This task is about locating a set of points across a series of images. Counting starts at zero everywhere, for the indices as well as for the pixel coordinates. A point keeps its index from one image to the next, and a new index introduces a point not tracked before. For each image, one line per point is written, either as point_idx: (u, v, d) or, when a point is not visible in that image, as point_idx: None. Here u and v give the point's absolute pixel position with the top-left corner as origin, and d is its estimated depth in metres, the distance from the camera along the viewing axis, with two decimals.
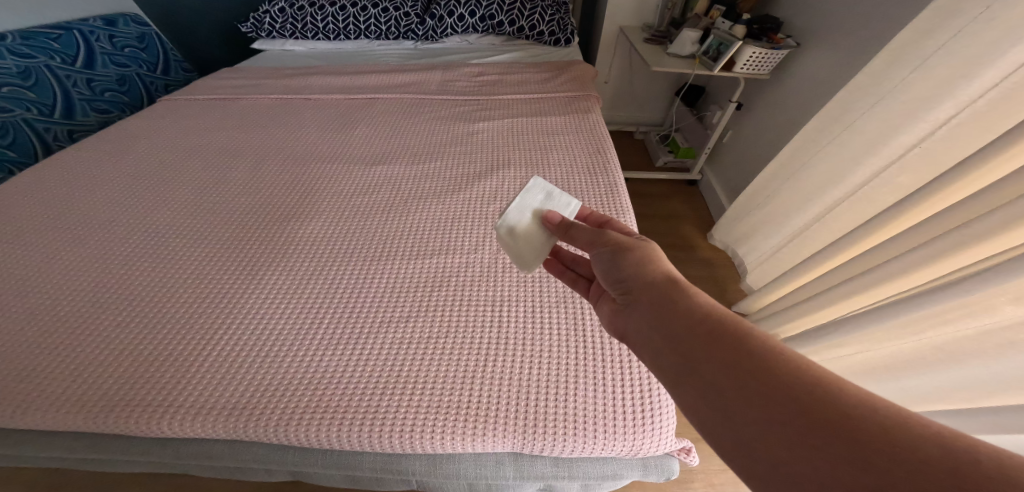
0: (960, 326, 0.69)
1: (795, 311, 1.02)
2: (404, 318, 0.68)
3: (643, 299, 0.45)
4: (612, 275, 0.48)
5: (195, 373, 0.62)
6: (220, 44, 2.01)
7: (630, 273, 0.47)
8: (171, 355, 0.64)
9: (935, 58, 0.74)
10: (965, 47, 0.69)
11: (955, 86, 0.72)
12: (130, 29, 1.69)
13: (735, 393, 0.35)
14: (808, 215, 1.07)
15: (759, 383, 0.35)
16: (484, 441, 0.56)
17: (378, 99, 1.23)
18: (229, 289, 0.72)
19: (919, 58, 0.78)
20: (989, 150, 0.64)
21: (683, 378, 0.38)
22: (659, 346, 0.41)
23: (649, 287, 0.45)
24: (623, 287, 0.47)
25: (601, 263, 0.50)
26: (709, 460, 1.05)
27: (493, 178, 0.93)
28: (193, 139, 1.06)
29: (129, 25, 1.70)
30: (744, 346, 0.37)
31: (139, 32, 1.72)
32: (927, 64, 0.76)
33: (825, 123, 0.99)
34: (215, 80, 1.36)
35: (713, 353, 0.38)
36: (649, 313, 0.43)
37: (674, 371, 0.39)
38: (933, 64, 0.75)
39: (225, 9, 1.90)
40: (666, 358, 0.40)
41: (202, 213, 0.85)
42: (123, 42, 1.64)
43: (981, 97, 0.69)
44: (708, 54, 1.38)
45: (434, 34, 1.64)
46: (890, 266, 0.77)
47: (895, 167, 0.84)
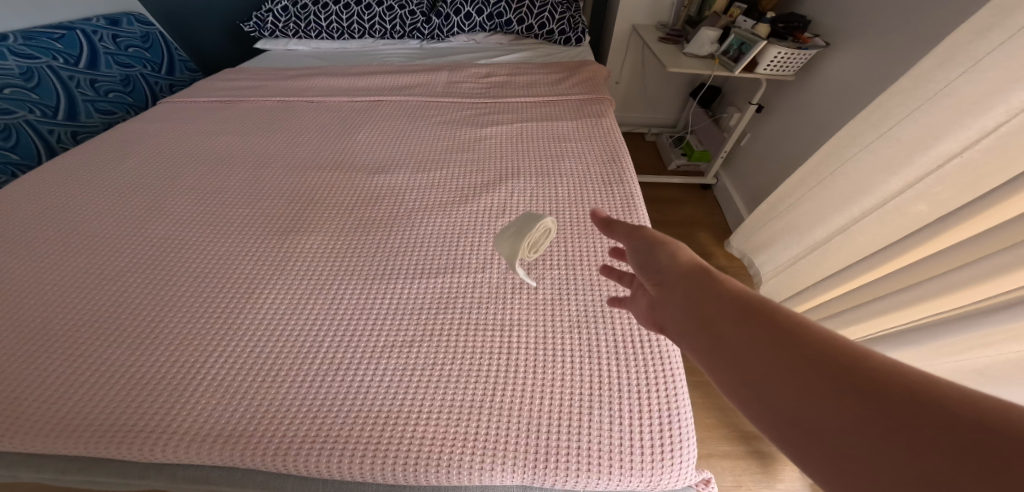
0: (1004, 351, 0.63)
1: (819, 327, 0.97)
2: (408, 342, 0.64)
3: (676, 287, 0.40)
4: (645, 265, 0.44)
5: (187, 399, 0.59)
6: (224, 43, 1.98)
7: (665, 264, 0.42)
8: (162, 380, 0.60)
9: (984, 63, 0.68)
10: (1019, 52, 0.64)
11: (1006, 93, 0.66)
12: (134, 29, 1.67)
13: (778, 377, 0.31)
14: (834, 226, 1.02)
15: (795, 357, 0.31)
16: (494, 476, 0.52)
17: (382, 102, 1.19)
18: (226, 307, 0.68)
19: (964, 62, 0.72)
20: None
21: (717, 363, 0.34)
22: (690, 331, 0.37)
23: (683, 276, 0.40)
24: (655, 277, 0.42)
25: (636, 254, 0.45)
26: (722, 478, 1.02)
27: (502, 188, 0.89)
28: (193, 144, 1.03)
29: (133, 24, 1.67)
30: (780, 325, 0.34)
31: (142, 31, 1.69)
32: (974, 69, 0.70)
33: (856, 129, 0.93)
34: (215, 81, 1.33)
35: (751, 336, 0.34)
36: (682, 299, 0.39)
37: (707, 356, 0.35)
38: (981, 69, 0.69)
39: (228, 8, 1.86)
40: (697, 341, 0.36)
41: (200, 224, 0.82)
42: (127, 42, 1.61)
43: None
44: (728, 54, 1.32)
45: (441, 33, 1.60)
46: (927, 285, 0.72)
47: (932, 179, 0.78)
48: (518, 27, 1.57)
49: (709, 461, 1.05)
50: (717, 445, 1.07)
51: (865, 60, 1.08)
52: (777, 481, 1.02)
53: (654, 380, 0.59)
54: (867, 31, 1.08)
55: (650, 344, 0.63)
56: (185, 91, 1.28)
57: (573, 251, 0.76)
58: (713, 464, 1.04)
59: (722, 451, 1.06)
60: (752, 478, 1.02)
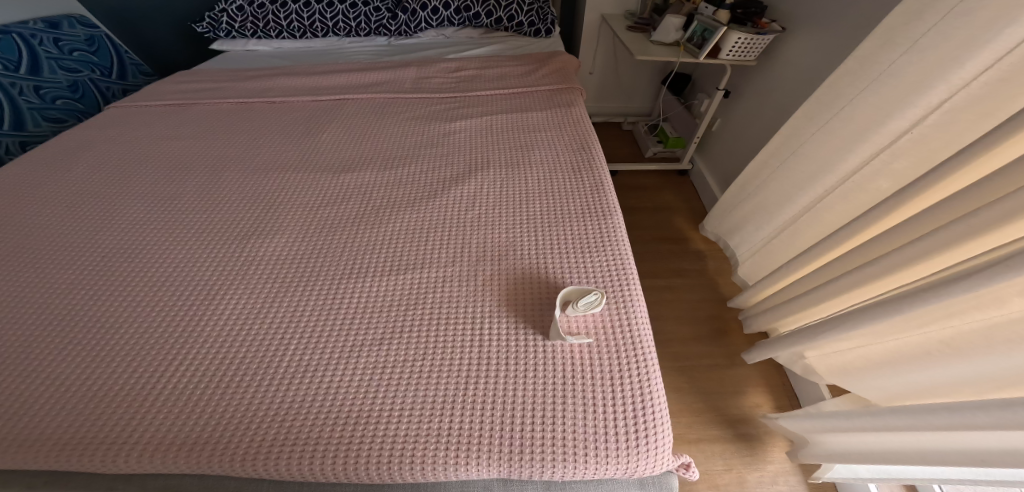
0: (967, 320, 0.65)
1: (791, 306, 1.00)
2: (378, 340, 0.63)
3: None
4: None
5: (150, 414, 0.56)
6: (179, 45, 1.92)
7: None
8: (124, 394, 0.58)
9: (924, 42, 0.71)
10: (956, 30, 0.66)
11: (947, 70, 0.68)
12: (77, 31, 1.61)
13: None
14: (800, 205, 1.04)
15: None
16: (468, 470, 0.52)
17: (348, 100, 1.17)
18: (186, 315, 0.66)
19: (908, 41, 0.74)
20: (993, 137, 0.60)
21: None
22: None
23: None
24: None
25: None
26: (711, 462, 1.04)
27: (472, 182, 0.89)
28: (148, 150, 1.00)
29: (75, 27, 1.61)
30: None
31: (87, 34, 1.63)
32: (917, 48, 0.72)
33: (816, 109, 0.96)
34: (169, 84, 1.29)
35: None
36: None
37: None
38: (923, 48, 0.71)
39: (180, 8, 1.80)
40: None
41: (156, 232, 0.80)
42: (71, 45, 1.55)
43: (975, 80, 0.65)
44: (692, 41, 1.33)
45: (408, 29, 1.57)
46: (891, 259, 0.74)
47: (887, 154, 0.80)
48: (486, 20, 1.56)
49: (697, 445, 1.07)
50: (704, 429, 1.09)
51: (823, 41, 1.10)
52: (767, 462, 1.04)
53: (627, 367, 0.59)
54: (822, 14, 1.10)
55: (622, 329, 0.63)
56: (136, 95, 1.23)
57: (544, 241, 0.76)
58: (702, 448, 1.06)
59: (710, 435, 1.08)
60: (741, 460, 1.05)
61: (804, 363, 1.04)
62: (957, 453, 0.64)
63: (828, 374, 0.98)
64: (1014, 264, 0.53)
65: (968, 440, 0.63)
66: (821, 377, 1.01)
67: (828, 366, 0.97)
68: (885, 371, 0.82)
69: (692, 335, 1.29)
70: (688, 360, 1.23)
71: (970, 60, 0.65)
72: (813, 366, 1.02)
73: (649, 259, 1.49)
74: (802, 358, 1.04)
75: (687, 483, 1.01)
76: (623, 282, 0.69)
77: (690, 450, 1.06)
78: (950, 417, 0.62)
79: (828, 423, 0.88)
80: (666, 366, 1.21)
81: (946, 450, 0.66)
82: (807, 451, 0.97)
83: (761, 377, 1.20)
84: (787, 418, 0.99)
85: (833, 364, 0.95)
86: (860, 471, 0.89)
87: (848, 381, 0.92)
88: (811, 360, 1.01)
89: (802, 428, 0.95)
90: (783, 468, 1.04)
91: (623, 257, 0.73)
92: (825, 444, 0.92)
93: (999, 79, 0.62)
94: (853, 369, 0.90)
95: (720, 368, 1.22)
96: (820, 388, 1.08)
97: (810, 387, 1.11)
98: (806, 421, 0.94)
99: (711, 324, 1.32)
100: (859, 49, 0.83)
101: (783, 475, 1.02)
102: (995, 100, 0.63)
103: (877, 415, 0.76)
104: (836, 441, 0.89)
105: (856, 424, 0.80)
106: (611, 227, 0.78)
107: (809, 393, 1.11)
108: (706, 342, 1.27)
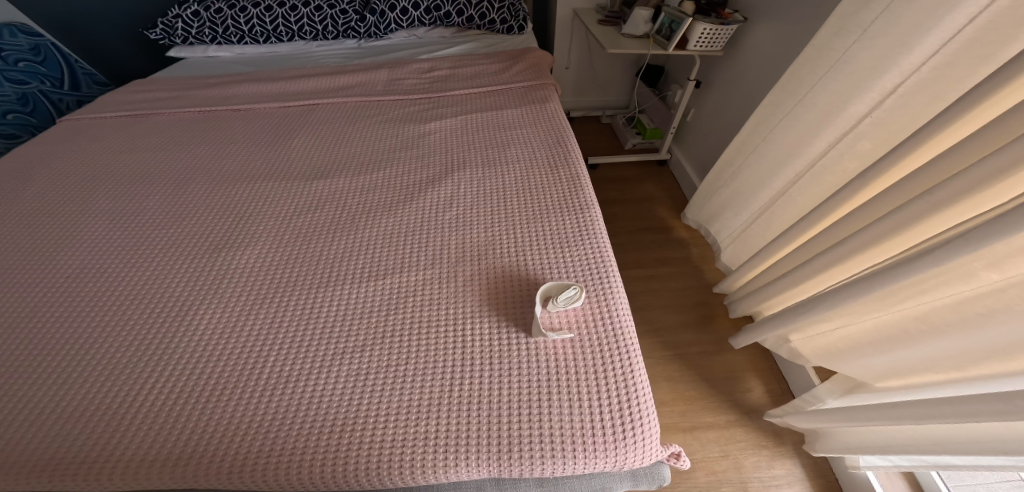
0: (938, 296, 0.68)
1: (772, 289, 1.02)
2: (359, 347, 0.62)
3: None
4: None
5: (119, 441, 0.54)
6: (132, 53, 1.85)
7: None
8: (88, 424, 0.55)
9: (876, 29, 0.73)
10: (903, 16, 0.68)
11: (898, 56, 0.71)
12: (20, 41, 1.54)
13: None
14: (773, 190, 1.06)
15: None
16: (457, 472, 0.52)
17: (319, 105, 1.15)
18: (158, 332, 0.64)
19: (861, 28, 0.77)
20: (945, 118, 0.63)
21: None
22: None
23: None
24: None
25: None
26: (707, 449, 1.05)
27: (448, 183, 0.88)
28: (107, 164, 0.96)
29: (17, 36, 1.54)
30: None
31: (31, 43, 1.57)
32: (870, 35, 0.75)
33: (783, 96, 0.99)
34: (124, 94, 1.24)
35: None
36: None
37: None
38: (875, 35, 0.74)
39: (132, 15, 1.73)
40: None
41: (121, 248, 0.77)
42: (15, 56, 1.49)
43: (924, 65, 0.68)
44: (661, 32, 1.35)
45: (378, 31, 1.55)
46: (859, 238, 0.76)
47: (851, 137, 0.82)
48: (457, 19, 1.55)
49: (692, 433, 1.08)
50: (698, 416, 1.11)
51: (783, 30, 1.13)
52: (763, 446, 1.06)
53: (609, 360, 0.60)
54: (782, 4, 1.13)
55: (603, 322, 0.64)
56: (90, 107, 1.18)
57: (524, 238, 0.76)
58: (697, 436, 1.08)
59: (704, 422, 1.10)
60: (737, 445, 1.06)
61: (789, 347, 1.06)
62: (973, 442, 0.65)
63: (813, 356, 0.99)
64: (976, 237, 0.55)
65: (983, 427, 0.64)
66: (807, 360, 1.02)
67: (812, 349, 0.98)
68: (866, 350, 0.83)
69: (679, 323, 1.31)
70: (677, 349, 1.25)
71: (919, 45, 0.67)
72: (798, 350, 1.04)
73: (633, 250, 1.51)
74: (787, 341, 1.05)
75: (687, 472, 1.02)
76: (602, 275, 0.69)
77: (685, 438, 1.07)
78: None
79: (835, 417, 0.89)
80: (656, 356, 1.23)
81: (963, 437, 0.67)
82: (822, 443, 0.97)
83: (750, 362, 1.23)
84: (792, 415, 1.01)
85: (817, 346, 0.96)
86: (893, 459, 0.84)
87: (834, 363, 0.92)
88: (796, 344, 1.02)
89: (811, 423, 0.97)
90: (779, 451, 1.06)
91: (602, 251, 0.73)
92: (837, 436, 0.93)
93: (947, 63, 0.65)
94: (836, 350, 0.91)
95: (709, 354, 1.24)
96: (808, 372, 1.09)
97: (797, 370, 1.13)
98: (814, 418, 0.95)
99: (698, 311, 1.34)
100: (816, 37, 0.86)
101: (779, 458, 1.05)
102: (944, 81, 0.66)
103: (884, 409, 0.77)
104: (848, 432, 0.90)
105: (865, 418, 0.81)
106: (589, 222, 0.78)
107: (798, 376, 1.13)
108: (694, 329, 1.29)
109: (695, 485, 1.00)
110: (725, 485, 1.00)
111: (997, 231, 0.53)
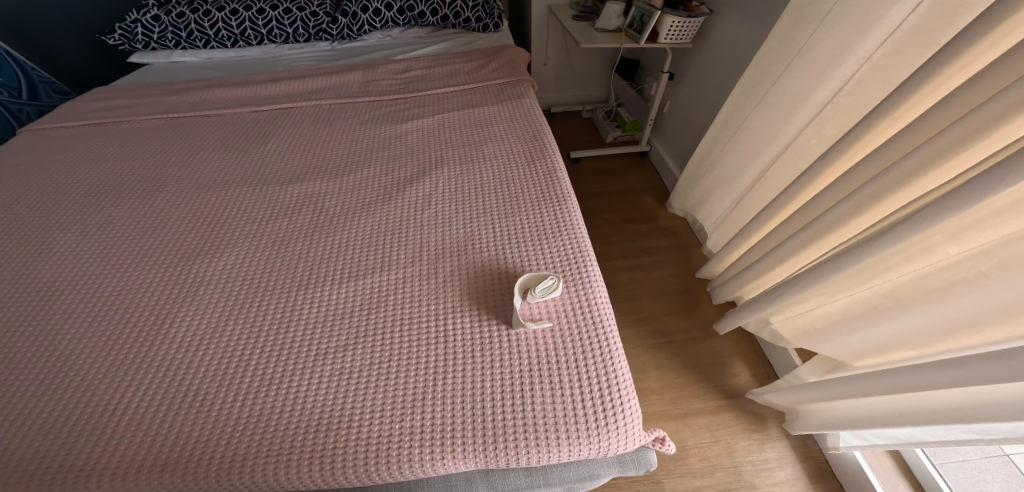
0: (902, 273, 0.71)
1: (750, 274, 1.05)
2: (342, 346, 0.62)
3: None
4: None
5: (94, 453, 0.53)
6: (90, 60, 1.80)
7: None
8: (62, 437, 0.54)
9: (831, 18, 0.76)
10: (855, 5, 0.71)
11: (853, 44, 0.74)
12: None
13: None
14: (751, 176, 1.09)
15: None
16: (443, 465, 0.52)
17: (293, 109, 1.14)
18: (136, 341, 0.63)
19: (818, 18, 0.80)
20: (894, 101, 0.66)
21: None
22: None
23: None
24: None
25: None
26: (699, 434, 1.07)
27: (427, 181, 0.88)
28: (71, 175, 0.94)
29: None
30: None
31: None
32: (826, 24, 0.78)
33: (753, 85, 1.02)
34: (85, 102, 1.21)
35: None
36: None
37: None
38: (831, 24, 0.77)
39: (87, 21, 1.69)
40: None
41: (90, 260, 0.75)
42: None
43: (876, 53, 0.72)
44: (633, 26, 1.37)
45: (351, 32, 1.54)
46: (825, 219, 0.79)
47: (817, 122, 0.85)
48: (432, 18, 1.54)
49: (683, 420, 1.10)
50: (688, 403, 1.13)
51: (749, 21, 1.17)
52: (754, 430, 1.08)
53: (589, 347, 0.61)
54: None
55: (583, 311, 0.65)
56: (50, 117, 1.15)
57: (502, 232, 0.77)
58: (688, 422, 1.10)
59: (694, 408, 1.12)
60: (728, 430, 1.08)
61: (771, 329, 1.08)
62: (937, 412, 0.67)
63: (793, 338, 1.01)
64: (931, 212, 0.58)
65: (944, 397, 0.66)
66: (788, 342, 1.04)
67: (792, 330, 1.01)
68: (841, 328, 0.86)
69: (665, 311, 1.33)
70: (664, 337, 1.27)
71: (871, 34, 0.70)
72: (780, 331, 1.06)
73: (617, 242, 1.53)
74: (769, 324, 1.08)
75: (680, 458, 1.04)
76: (581, 265, 0.71)
77: (676, 425, 1.09)
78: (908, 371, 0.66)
79: (811, 393, 0.91)
80: (643, 345, 1.25)
81: (927, 409, 0.69)
82: (801, 421, 0.99)
83: (735, 347, 1.26)
84: (773, 393, 1.03)
85: (796, 326, 0.99)
86: (868, 438, 0.85)
87: (813, 343, 0.95)
88: (776, 325, 1.05)
89: (790, 401, 0.99)
90: (771, 435, 1.07)
91: (579, 241, 0.75)
92: (814, 413, 0.95)
93: (897, 49, 0.68)
94: (814, 330, 0.94)
95: (696, 341, 1.26)
96: (790, 353, 1.12)
97: (781, 354, 1.16)
98: (792, 395, 0.96)
99: (684, 300, 1.36)
100: (777, 29, 0.91)
101: (770, 442, 1.06)
102: (893, 67, 0.70)
103: (856, 381, 0.78)
104: (823, 409, 0.92)
105: (837, 391, 0.83)
106: (567, 214, 0.80)
107: (781, 359, 1.16)
108: (680, 317, 1.32)
109: (688, 471, 1.02)
110: (719, 469, 1.02)
111: (950, 204, 0.56)
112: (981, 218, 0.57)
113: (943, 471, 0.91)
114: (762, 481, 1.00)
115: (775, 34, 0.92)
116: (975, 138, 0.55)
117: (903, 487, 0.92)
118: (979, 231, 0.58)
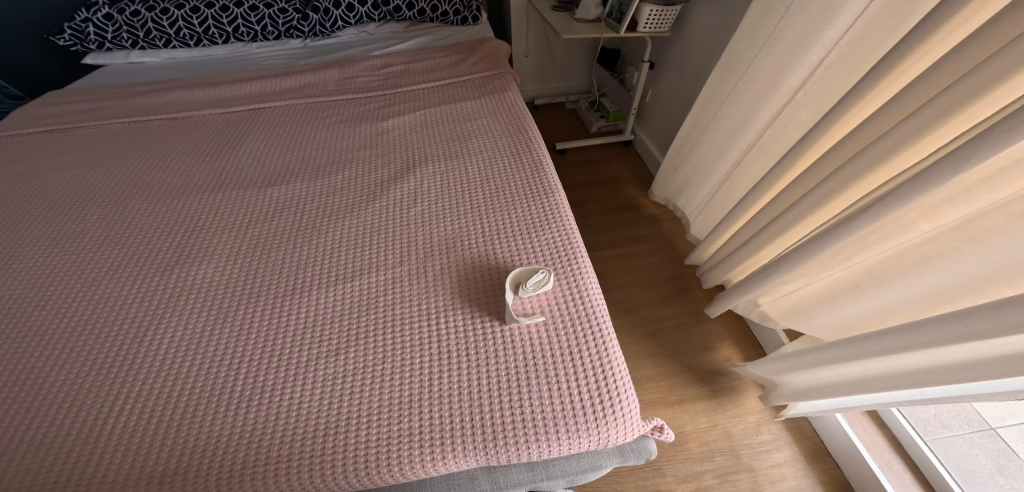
0: (880, 250, 0.72)
1: (736, 259, 1.06)
2: (334, 350, 0.60)
3: None
4: None
5: (51, 478, 0.49)
6: (42, 62, 1.71)
7: None
8: (20, 461, 0.51)
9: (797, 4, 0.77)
10: None
11: (820, 29, 0.74)
12: None
13: None
14: (728, 163, 1.09)
15: None
16: (442, 465, 0.51)
17: (265, 109, 1.10)
18: (109, 357, 0.60)
19: (784, 6, 0.81)
20: (864, 86, 0.67)
21: None
22: None
23: None
24: None
25: None
26: (697, 420, 1.08)
27: (410, 180, 0.86)
28: (27, 186, 0.89)
29: None
30: None
31: None
32: (791, 11, 0.79)
33: (727, 73, 1.02)
34: (39, 108, 1.15)
35: None
36: None
37: None
38: (797, 11, 0.78)
39: (34, 21, 1.60)
40: None
41: (50, 275, 0.71)
42: None
43: (841, 39, 0.73)
44: (612, 16, 1.38)
45: (324, 29, 1.50)
46: (806, 201, 0.79)
47: (790, 107, 0.85)
48: (408, 12, 1.51)
49: (680, 406, 1.11)
50: (684, 389, 1.14)
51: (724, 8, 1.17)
52: (750, 413, 1.10)
53: (585, 340, 0.60)
54: None
55: (576, 303, 0.64)
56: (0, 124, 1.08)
57: (491, 227, 0.75)
58: (686, 408, 1.11)
59: (690, 394, 1.13)
60: (724, 414, 1.09)
61: (760, 311, 1.09)
62: (896, 377, 0.68)
63: (781, 317, 1.02)
64: (904, 191, 0.59)
65: (904, 364, 0.67)
66: (776, 322, 1.05)
67: (779, 309, 1.01)
68: (826, 307, 0.87)
69: (656, 298, 1.34)
70: (657, 324, 1.27)
71: (836, 20, 0.71)
72: (767, 312, 1.07)
73: (606, 232, 1.52)
74: (757, 305, 1.08)
75: (679, 445, 1.05)
76: (571, 258, 0.70)
77: (674, 412, 1.10)
78: (883, 345, 0.67)
79: (788, 363, 0.91)
80: (636, 334, 1.25)
81: (891, 375, 0.70)
82: (777, 393, 1.00)
83: (728, 331, 1.27)
84: (755, 364, 1.03)
85: (783, 307, 1.00)
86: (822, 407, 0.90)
87: (800, 321, 0.96)
88: (764, 306, 1.05)
89: (768, 371, 0.99)
90: (766, 417, 1.09)
91: (569, 233, 0.74)
92: (789, 384, 0.96)
93: (862, 35, 0.69)
94: (799, 309, 0.95)
95: (689, 328, 1.27)
96: (779, 334, 1.14)
97: (771, 336, 1.17)
98: (770, 364, 0.97)
99: (674, 287, 1.37)
100: (748, 16, 0.91)
101: (766, 424, 1.08)
102: (859, 52, 0.71)
103: (830, 348, 0.79)
104: (799, 380, 0.92)
105: (809, 360, 0.84)
106: (556, 206, 0.79)
107: (770, 340, 1.18)
108: (671, 303, 1.32)
109: (689, 456, 1.03)
110: (718, 454, 1.03)
111: (926, 182, 0.56)
112: (951, 195, 0.58)
113: (933, 445, 0.94)
114: (761, 463, 1.02)
115: (746, 22, 0.92)
116: (944, 118, 0.55)
117: (897, 463, 0.95)
118: (950, 207, 0.59)
